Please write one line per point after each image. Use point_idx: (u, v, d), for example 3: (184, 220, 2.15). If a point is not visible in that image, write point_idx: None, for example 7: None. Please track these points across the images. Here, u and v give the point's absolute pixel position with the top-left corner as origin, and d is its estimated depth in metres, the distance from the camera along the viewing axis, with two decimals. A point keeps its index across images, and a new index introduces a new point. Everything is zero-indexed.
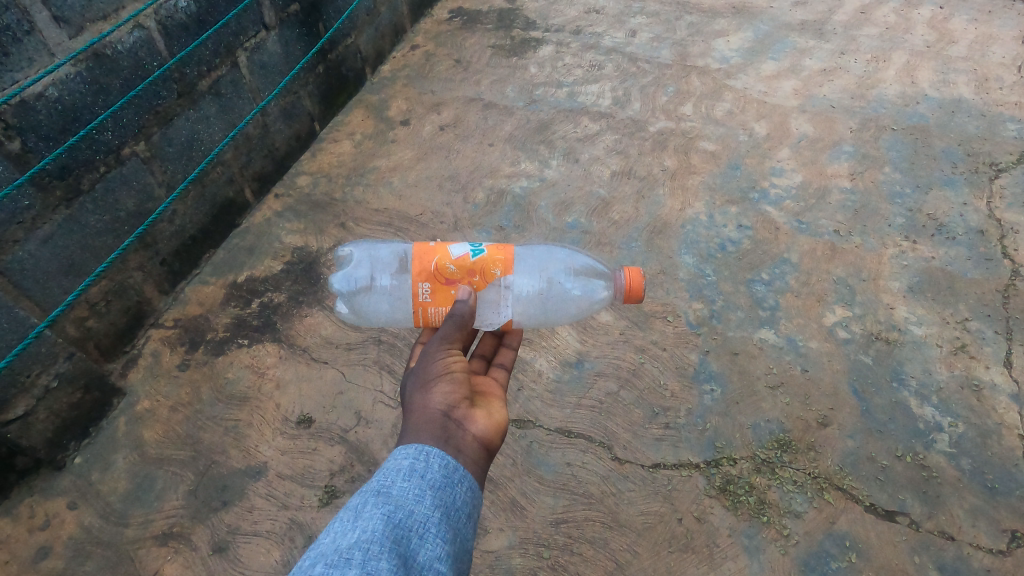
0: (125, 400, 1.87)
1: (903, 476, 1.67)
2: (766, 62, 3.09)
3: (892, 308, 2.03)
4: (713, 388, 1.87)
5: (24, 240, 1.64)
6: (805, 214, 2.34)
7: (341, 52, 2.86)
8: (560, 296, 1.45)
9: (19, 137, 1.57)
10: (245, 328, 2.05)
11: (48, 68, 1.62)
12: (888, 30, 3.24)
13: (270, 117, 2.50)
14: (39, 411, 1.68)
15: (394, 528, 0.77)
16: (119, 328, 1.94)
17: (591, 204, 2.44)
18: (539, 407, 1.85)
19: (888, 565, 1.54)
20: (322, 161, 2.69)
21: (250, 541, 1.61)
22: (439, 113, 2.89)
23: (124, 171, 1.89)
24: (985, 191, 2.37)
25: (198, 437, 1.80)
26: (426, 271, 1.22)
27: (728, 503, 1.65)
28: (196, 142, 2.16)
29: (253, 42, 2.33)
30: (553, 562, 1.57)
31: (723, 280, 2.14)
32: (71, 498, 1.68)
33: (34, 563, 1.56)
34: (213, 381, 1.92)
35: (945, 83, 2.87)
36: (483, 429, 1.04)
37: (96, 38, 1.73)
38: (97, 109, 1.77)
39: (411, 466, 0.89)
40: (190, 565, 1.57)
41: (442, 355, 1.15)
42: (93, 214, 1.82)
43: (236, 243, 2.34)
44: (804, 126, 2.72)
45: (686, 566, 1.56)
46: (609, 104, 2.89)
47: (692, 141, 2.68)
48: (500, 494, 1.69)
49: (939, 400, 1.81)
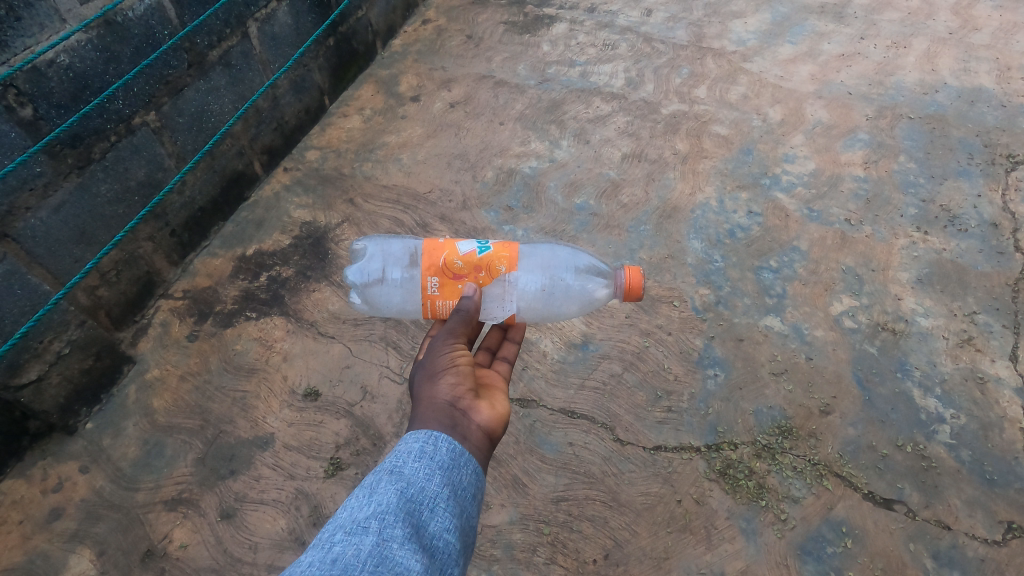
0: (135, 367, 1.90)
1: (903, 465, 1.69)
2: (784, 45, 3.04)
3: (900, 299, 2.02)
4: (716, 373, 1.88)
5: (36, 207, 1.64)
6: (817, 202, 2.32)
7: (352, 25, 2.82)
8: (563, 292, 1.45)
9: (31, 103, 1.57)
10: (254, 301, 2.07)
11: (60, 34, 1.60)
12: (910, 15, 3.17)
13: (280, 90, 2.49)
14: (52, 376, 1.70)
15: (407, 501, 0.80)
16: (129, 297, 1.96)
17: (601, 186, 2.43)
18: (543, 387, 1.87)
19: (884, 552, 1.56)
20: (331, 135, 2.68)
21: (257, 508, 1.65)
22: (449, 90, 2.86)
23: (135, 141, 1.89)
24: (1000, 183, 2.34)
25: (206, 407, 1.82)
26: (434, 266, 1.23)
27: (727, 486, 1.67)
28: (207, 113, 2.16)
29: (265, 12, 2.31)
30: (553, 538, 1.61)
31: (730, 266, 2.14)
32: (83, 462, 1.71)
33: (47, 524, 1.60)
34: (221, 352, 1.94)
35: (967, 72, 2.82)
36: (488, 419, 1.04)
37: (109, 5, 1.71)
38: (108, 78, 1.77)
39: (421, 448, 0.90)
40: (198, 530, 1.61)
41: (449, 349, 1.14)
42: (104, 182, 1.83)
43: (245, 216, 2.34)
44: (819, 112, 2.68)
45: (685, 547, 1.59)
46: (622, 85, 2.86)
47: (704, 125, 2.65)
48: (503, 471, 1.71)
49: (942, 391, 1.81)
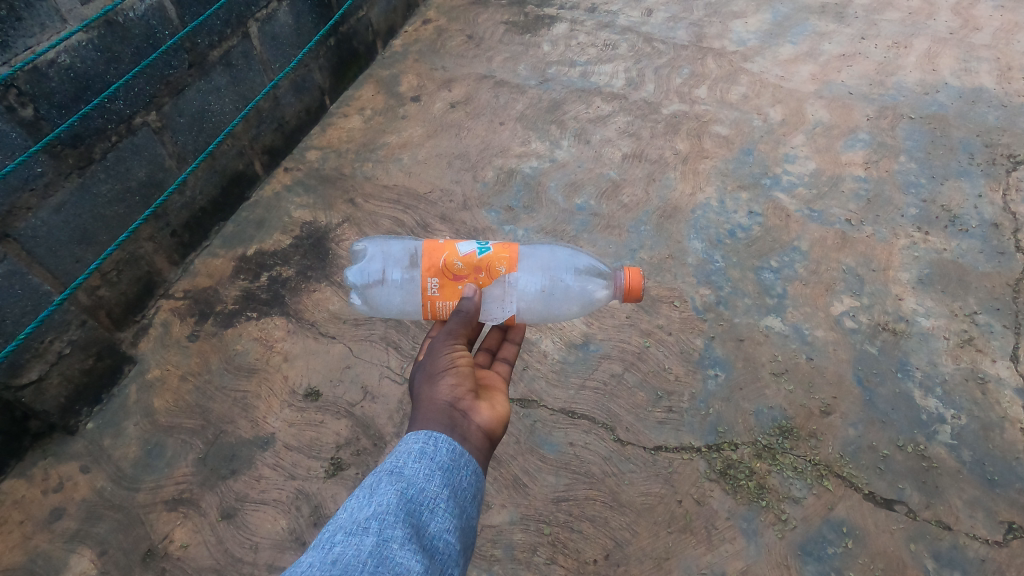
0: (136, 368, 1.90)
1: (903, 465, 1.69)
2: (785, 45, 3.04)
3: (901, 299, 2.02)
4: (716, 373, 1.88)
5: (37, 207, 1.64)
6: (818, 202, 2.32)
7: (353, 26, 2.83)
8: (563, 293, 1.45)
9: (31, 103, 1.57)
10: (255, 301, 2.07)
11: (60, 35, 1.60)
12: (911, 14, 3.17)
13: (280, 90, 2.49)
14: (53, 376, 1.71)
15: (407, 501, 0.80)
16: (129, 297, 1.96)
17: (601, 186, 2.43)
18: (543, 387, 1.87)
19: (884, 552, 1.56)
20: (332, 135, 2.68)
21: (258, 508, 1.65)
22: (449, 90, 2.86)
23: (135, 141, 1.89)
24: (1001, 183, 2.33)
25: (207, 407, 1.83)
26: (434, 267, 1.23)
27: (727, 486, 1.67)
28: (208, 113, 2.16)
29: (265, 12, 2.31)
30: (554, 539, 1.61)
31: (731, 266, 2.14)
32: (84, 462, 1.71)
33: (48, 524, 1.60)
34: (222, 352, 1.94)
35: (968, 72, 2.82)
36: (488, 420, 1.04)
37: (109, 5, 1.71)
38: (109, 78, 1.77)
39: (421, 449, 0.90)
40: (199, 530, 1.62)
41: (449, 349, 1.14)
42: (104, 182, 1.83)
43: (245, 216, 2.34)
44: (819, 112, 2.68)
45: (685, 547, 1.59)
46: (622, 85, 2.86)
47: (705, 125, 2.65)
48: (503, 471, 1.71)
49: (943, 392, 1.81)
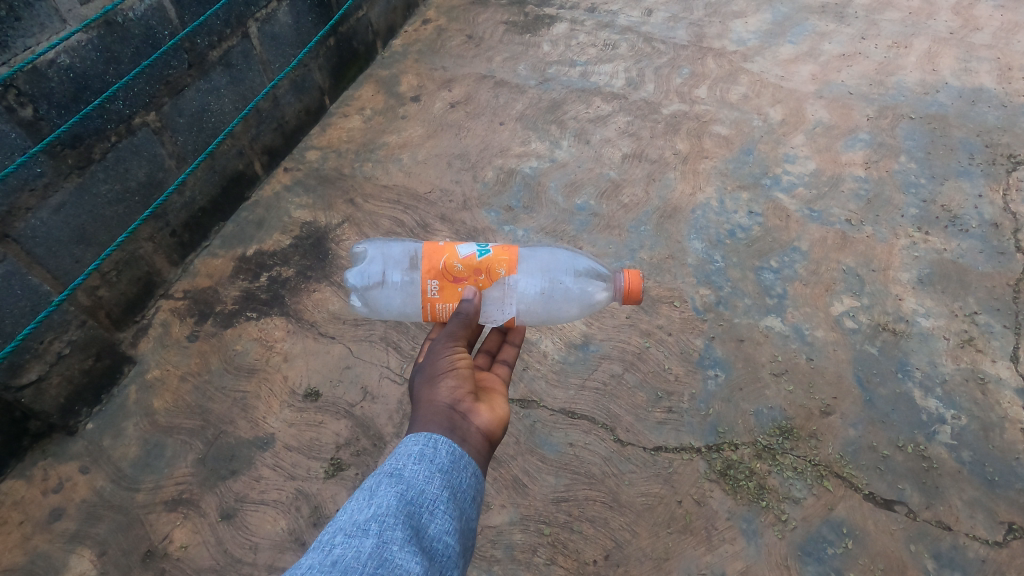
0: (136, 368, 1.90)
1: (903, 466, 1.69)
2: (785, 45, 3.03)
3: (901, 299, 2.02)
4: (716, 373, 1.88)
5: (37, 208, 1.64)
6: (818, 202, 2.32)
7: (352, 25, 2.82)
8: (562, 294, 1.45)
9: (31, 104, 1.57)
10: (254, 301, 2.06)
11: (60, 35, 1.60)
12: (911, 14, 3.17)
13: (280, 90, 2.48)
14: (52, 376, 1.70)
15: (407, 503, 0.80)
16: (129, 297, 1.96)
17: (601, 186, 2.42)
18: (543, 387, 1.87)
19: (884, 552, 1.55)
20: (331, 135, 2.68)
21: (257, 509, 1.65)
22: (449, 90, 2.86)
23: (135, 141, 1.89)
24: (1001, 183, 2.33)
25: (207, 407, 1.82)
26: (434, 270, 1.23)
27: (727, 487, 1.67)
28: (207, 113, 2.16)
29: (265, 12, 2.31)
30: (553, 539, 1.60)
31: (731, 267, 2.14)
32: (84, 462, 1.71)
33: (48, 524, 1.60)
34: (222, 352, 1.94)
35: (968, 71, 2.82)
36: (487, 422, 1.04)
37: (109, 5, 1.71)
38: (108, 78, 1.77)
39: (421, 451, 0.90)
40: (198, 530, 1.61)
41: (449, 351, 1.14)
42: (104, 182, 1.82)
43: (245, 216, 2.34)
44: (819, 112, 2.68)
45: (685, 547, 1.58)
46: (622, 85, 2.86)
47: (704, 125, 2.65)
48: (503, 471, 1.71)
49: (943, 392, 1.81)
